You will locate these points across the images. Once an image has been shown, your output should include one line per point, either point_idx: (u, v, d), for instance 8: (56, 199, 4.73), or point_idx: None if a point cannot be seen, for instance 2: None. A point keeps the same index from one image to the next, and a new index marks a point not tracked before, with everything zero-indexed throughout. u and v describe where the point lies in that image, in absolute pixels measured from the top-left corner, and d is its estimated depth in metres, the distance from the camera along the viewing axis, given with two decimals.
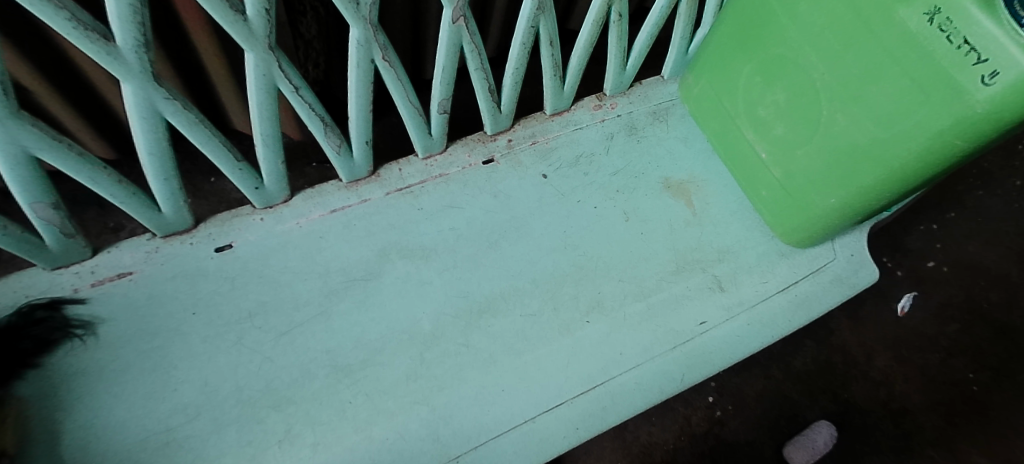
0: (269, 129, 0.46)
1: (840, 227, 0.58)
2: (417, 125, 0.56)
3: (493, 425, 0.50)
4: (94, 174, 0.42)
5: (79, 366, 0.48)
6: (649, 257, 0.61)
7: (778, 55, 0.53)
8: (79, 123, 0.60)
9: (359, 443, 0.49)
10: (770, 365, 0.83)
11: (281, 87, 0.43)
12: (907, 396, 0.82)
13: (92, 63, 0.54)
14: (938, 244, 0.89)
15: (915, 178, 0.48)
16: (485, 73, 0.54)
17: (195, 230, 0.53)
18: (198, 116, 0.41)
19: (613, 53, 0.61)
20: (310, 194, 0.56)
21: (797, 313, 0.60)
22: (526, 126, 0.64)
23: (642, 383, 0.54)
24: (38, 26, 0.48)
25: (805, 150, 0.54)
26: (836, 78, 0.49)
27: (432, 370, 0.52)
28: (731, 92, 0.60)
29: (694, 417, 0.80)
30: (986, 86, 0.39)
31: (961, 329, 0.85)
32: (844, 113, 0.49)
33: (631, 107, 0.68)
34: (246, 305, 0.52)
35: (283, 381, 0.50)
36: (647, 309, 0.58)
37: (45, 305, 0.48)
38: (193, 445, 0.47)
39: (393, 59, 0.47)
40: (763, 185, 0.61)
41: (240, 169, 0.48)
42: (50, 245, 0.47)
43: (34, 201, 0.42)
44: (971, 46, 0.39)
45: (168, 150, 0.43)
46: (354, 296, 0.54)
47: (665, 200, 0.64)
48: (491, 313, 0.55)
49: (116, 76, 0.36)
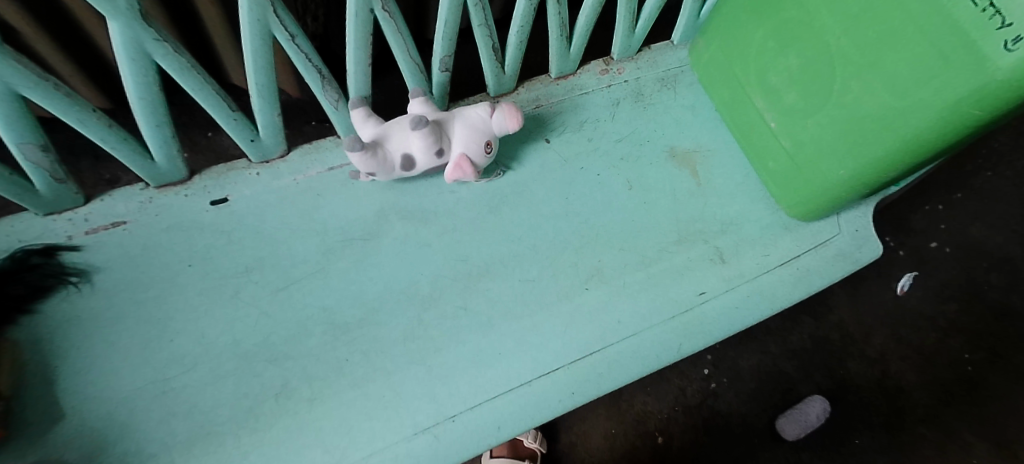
0: (264, 79, 0.45)
1: (848, 201, 0.57)
2: (418, 83, 0.54)
3: (489, 386, 0.51)
4: (84, 117, 0.41)
5: (75, 314, 0.49)
6: (652, 227, 0.60)
7: (793, 18, 0.51)
8: (86, 86, 0.61)
9: (355, 399, 0.49)
10: (767, 340, 0.83)
11: (276, 34, 0.41)
12: (902, 374, 0.82)
13: (93, 18, 0.53)
14: (943, 225, 0.88)
15: (928, 149, 0.46)
16: (489, 30, 0.53)
17: (189, 182, 0.52)
18: (190, 60, 0.40)
19: (623, 13, 0.59)
20: (307, 149, 0.55)
21: (798, 287, 0.60)
22: (531, 89, 0.63)
23: (640, 351, 0.54)
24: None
25: (816, 119, 0.53)
26: (852, 43, 0.47)
27: (430, 332, 0.52)
28: (742, 58, 0.58)
29: (689, 388, 0.81)
30: (1008, 52, 0.37)
31: (960, 310, 0.85)
32: (858, 80, 0.48)
33: (638, 72, 0.66)
34: (243, 260, 0.52)
35: (279, 336, 0.50)
36: (646, 278, 0.58)
37: (39, 251, 0.48)
38: (190, 395, 0.48)
39: (393, 9, 0.45)
40: (770, 156, 0.60)
41: (235, 119, 0.47)
42: (40, 189, 0.46)
43: (22, 141, 0.41)
44: (996, 8, 0.37)
45: (160, 95, 0.42)
46: (352, 255, 0.54)
47: (670, 169, 0.63)
48: (490, 276, 0.55)
49: (103, 13, 0.34)
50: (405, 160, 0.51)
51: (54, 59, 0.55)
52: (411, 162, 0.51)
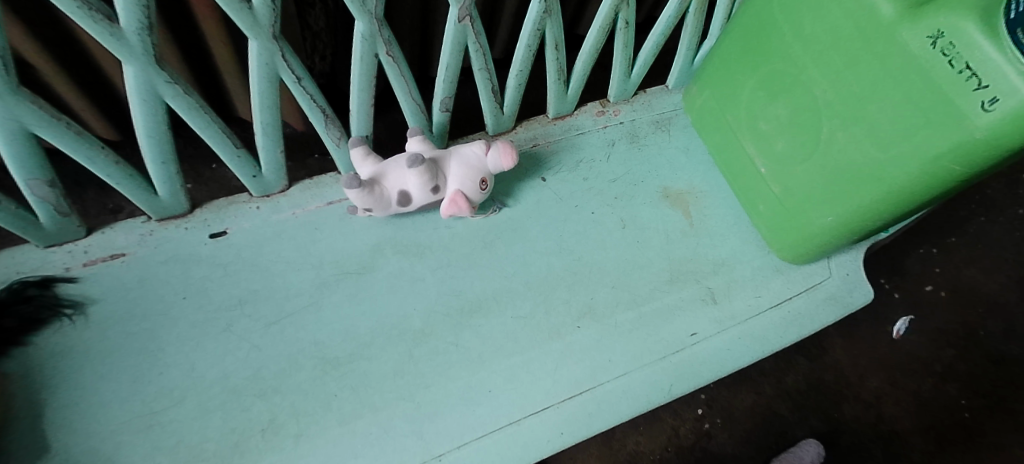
0: (269, 118, 0.46)
1: (837, 246, 0.58)
2: (419, 122, 0.56)
3: (478, 425, 0.51)
4: (92, 154, 0.42)
5: (67, 345, 0.49)
6: (644, 265, 0.61)
7: (782, 70, 0.53)
8: (93, 115, 0.62)
9: (342, 436, 0.49)
10: (762, 380, 0.83)
11: (283, 77, 0.43)
12: (898, 418, 0.82)
13: (109, 59, 0.55)
14: (937, 268, 0.89)
15: (913, 200, 0.47)
16: (490, 74, 0.55)
17: (191, 215, 0.53)
18: (199, 101, 0.41)
19: (619, 59, 0.61)
20: (307, 184, 0.56)
21: (788, 329, 0.60)
22: (528, 129, 0.65)
23: (630, 391, 0.55)
24: (64, 24, 0.50)
25: (805, 167, 0.54)
26: (838, 96, 0.49)
27: (420, 368, 0.52)
28: (734, 106, 0.60)
29: (682, 428, 0.80)
30: (985, 111, 0.39)
31: (956, 355, 0.85)
32: (845, 132, 0.49)
33: (633, 114, 0.68)
34: (237, 293, 0.52)
35: (269, 370, 0.50)
36: (639, 317, 0.58)
37: (36, 283, 0.48)
38: (176, 430, 0.47)
39: (397, 54, 0.47)
40: (761, 200, 0.61)
41: (239, 156, 0.48)
42: (44, 222, 0.47)
43: (29, 177, 0.42)
44: (973, 71, 0.39)
45: (167, 133, 0.43)
46: (346, 289, 0.54)
47: (663, 209, 0.64)
48: (482, 312, 0.55)
49: (119, 58, 0.35)
50: (402, 197, 0.52)
51: (64, 89, 0.57)
52: (407, 199, 0.52)
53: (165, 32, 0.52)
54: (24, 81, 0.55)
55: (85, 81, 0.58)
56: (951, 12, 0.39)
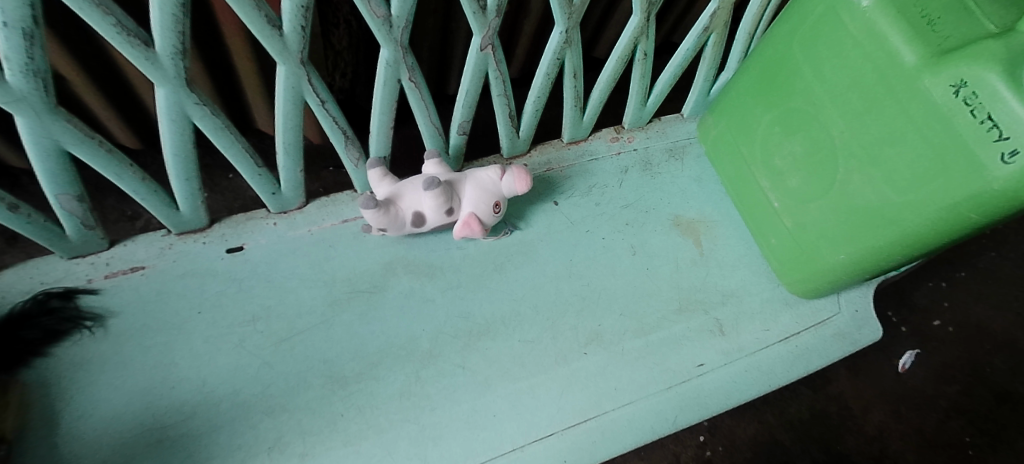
0: (292, 138, 0.47)
1: (847, 283, 0.58)
2: (436, 144, 0.56)
3: (482, 450, 0.51)
4: (120, 170, 0.43)
5: (83, 356, 0.49)
6: (652, 293, 0.61)
7: (801, 107, 0.54)
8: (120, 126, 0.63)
9: (345, 456, 0.49)
10: (765, 409, 0.82)
11: (308, 99, 0.44)
12: (901, 454, 0.80)
13: (140, 79, 0.56)
14: (945, 302, 0.88)
15: (927, 244, 0.47)
16: (508, 99, 0.55)
17: (209, 230, 0.54)
18: (225, 121, 0.42)
19: (635, 88, 0.62)
20: (324, 202, 0.58)
21: (796, 364, 0.60)
22: (542, 153, 0.65)
23: (635, 421, 0.54)
24: (99, 45, 0.52)
25: (818, 204, 0.54)
26: (856, 138, 0.49)
27: (426, 390, 0.52)
28: (750, 139, 0.60)
29: (683, 454, 0.79)
30: (1004, 164, 0.39)
31: (961, 391, 0.84)
32: (861, 173, 0.49)
33: (647, 142, 0.68)
34: (250, 309, 0.53)
35: (278, 388, 0.51)
36: (646, 346, 0.58)
37: (59, 294, 0.49)
38: (185, 444, 0.48)
39: (419, 80, 0.48)
40: (772, 233, 0.61)
41: (259, 174, 0.49)
42: (69, 234, 0.48)
43: (60, 193, 0.43)
44: (994, 122, 0.39)
45: (193, 152, 0.44)
46: (357, 308, 0.55)
47: (674, 238, 0.64)
48: (490, 336, 0.56)
49: (152, 80, 0.36)
50: (416, 218, 0.52)
51: (95, 102, 0.58)
52: (421, 220, 0.53)
53: (195, 52, 0.54)
54: (61, 99, 0.57)
55: (117, 95, 0.60)
56: (974, 63, 0.40)
